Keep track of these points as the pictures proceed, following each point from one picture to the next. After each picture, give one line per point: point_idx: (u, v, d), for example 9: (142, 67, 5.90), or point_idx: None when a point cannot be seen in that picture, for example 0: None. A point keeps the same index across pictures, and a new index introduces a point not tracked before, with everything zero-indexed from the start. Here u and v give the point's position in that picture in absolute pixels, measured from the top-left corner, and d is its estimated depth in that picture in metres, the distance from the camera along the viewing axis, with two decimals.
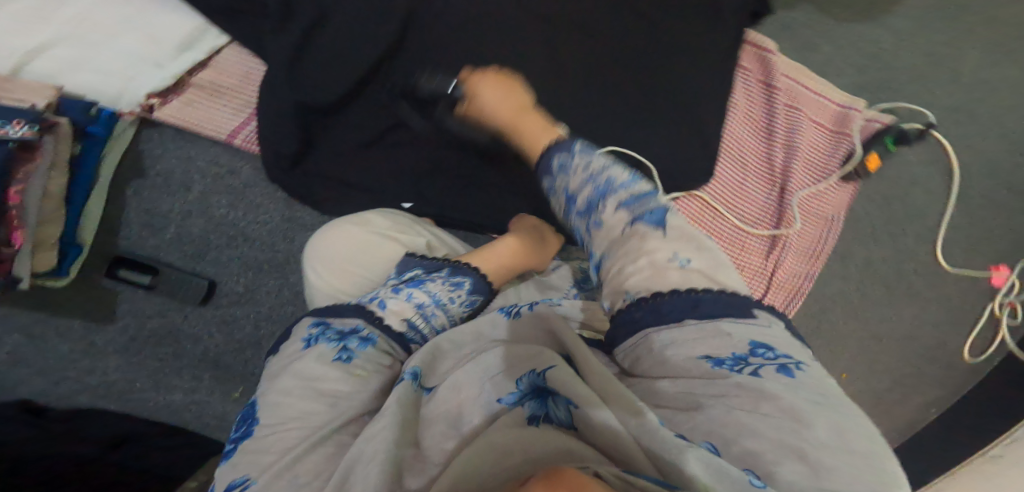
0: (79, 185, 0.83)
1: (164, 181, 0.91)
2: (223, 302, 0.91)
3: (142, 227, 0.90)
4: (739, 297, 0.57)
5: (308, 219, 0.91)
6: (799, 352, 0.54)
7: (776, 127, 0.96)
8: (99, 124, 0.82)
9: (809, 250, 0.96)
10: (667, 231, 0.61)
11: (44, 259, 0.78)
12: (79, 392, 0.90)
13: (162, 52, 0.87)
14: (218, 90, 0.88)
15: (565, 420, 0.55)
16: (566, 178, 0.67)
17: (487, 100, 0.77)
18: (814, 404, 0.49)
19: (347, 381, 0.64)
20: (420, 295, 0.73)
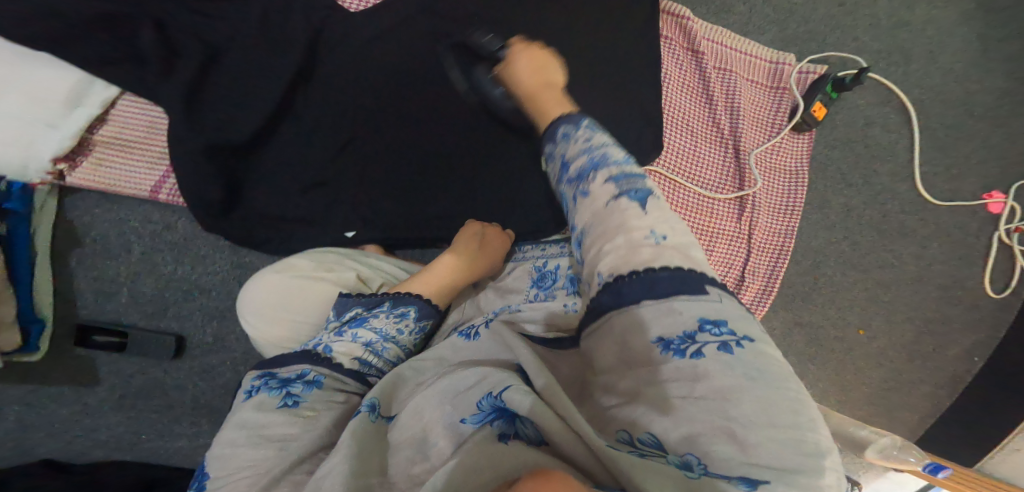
0: (18, 263, 0.82)
1: (103, 246, 0.87)
2: (196, 353, 0.90)
3: (92, 296, 0.87)
4: (696, 273, 0.51)
5: (257, 261, 0.90)
6: (745, 322, 0.49)
7: (714, 90, 0.91)
8: (14, 198, 0.80)
9: (782, 204, 0.93)
10: (648, 211, 0.55)
11: (6, 338, 0.81)
12: (93, 446, 0.88)
13: (50, 111, 0.79)
14: (127, 144, 0.83)
15: (535, 435, 0.50)
16: (568, 143, 0.63)
17: (518, 67, 0.75)
18: (751, 381, 0.45)
19: (301, 423, 0.59)
20: (366, 333, 0.70)
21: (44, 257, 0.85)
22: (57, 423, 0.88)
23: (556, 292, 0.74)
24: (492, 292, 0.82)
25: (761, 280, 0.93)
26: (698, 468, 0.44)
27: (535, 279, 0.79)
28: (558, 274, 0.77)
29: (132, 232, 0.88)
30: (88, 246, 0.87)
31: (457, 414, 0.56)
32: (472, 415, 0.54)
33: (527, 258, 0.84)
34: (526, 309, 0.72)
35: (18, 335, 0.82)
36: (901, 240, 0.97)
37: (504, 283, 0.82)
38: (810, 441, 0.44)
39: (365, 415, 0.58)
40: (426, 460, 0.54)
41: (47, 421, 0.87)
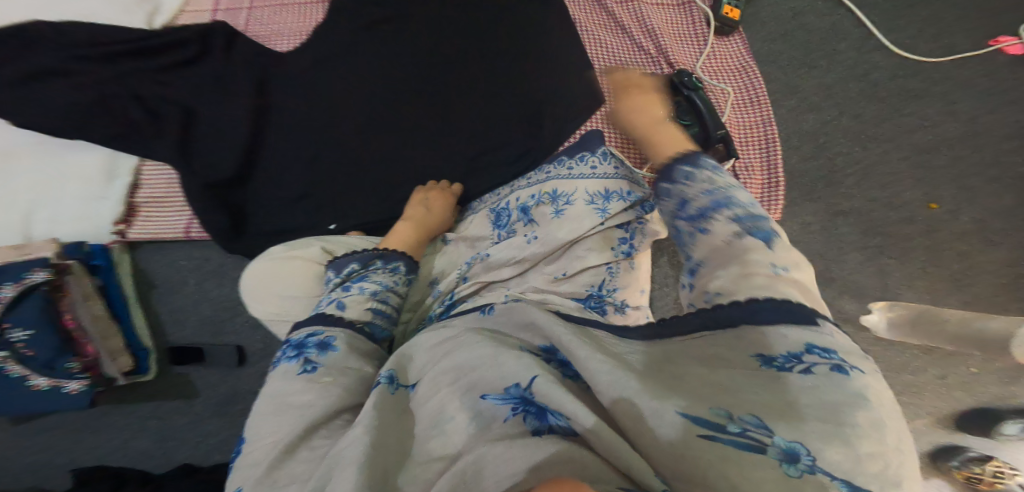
0: (118, 306, 1.08)
1: (170, 285, 1.14)
2: (254, 359, 1.15)
3: (173, 325, 1.14)
4: (796, 304, 0.57)
5: None
6: (859, 356, 0.55)
7: (624, 20, 1.11)
8: (97, 255, 1.06)
9: (745, 98, 1.09)
10: (774, 250, 0.62)
11: (123, 361, 1.07)
12: (210, 448, 1.14)
13: (101, 187, 1.08)
14: (157, 199, 1.10)
15: (567, 428, 0.56)
16: (685, 189, 0.71)
17: (625, 111, 0.91)
18: (865, 402, 0.51)
19: (320, 387, 0.67)
20: (370, 285, 0.81)
21: (135, 301, 1.10)
22: (174, 431, 1.14)
23: (515, 227, 0.89)
24: (462, 243, 0.93)
25: (758, 169, 1.04)
26: (804, 463, 0.49)
27: (493, 221, 0.92)
28: (511, 209, 0.91)
29: (185, 269, 1.14)
30: (161, 286, 1.13)
31: (474, 393, 0.60)
32: (493, 394, 0.59)
33: (484, 206, 0.97)
34: (495, 253, 0.87)
35: (130, 359, 1.08)
36: (825, 113, 1.11)
37: (468, 233, 0.94)
38: (898, 463, 0.50)
39: (383, 386, 0.66)
40: (441, 435, 0.60)
41: (157, 433, 1.14)
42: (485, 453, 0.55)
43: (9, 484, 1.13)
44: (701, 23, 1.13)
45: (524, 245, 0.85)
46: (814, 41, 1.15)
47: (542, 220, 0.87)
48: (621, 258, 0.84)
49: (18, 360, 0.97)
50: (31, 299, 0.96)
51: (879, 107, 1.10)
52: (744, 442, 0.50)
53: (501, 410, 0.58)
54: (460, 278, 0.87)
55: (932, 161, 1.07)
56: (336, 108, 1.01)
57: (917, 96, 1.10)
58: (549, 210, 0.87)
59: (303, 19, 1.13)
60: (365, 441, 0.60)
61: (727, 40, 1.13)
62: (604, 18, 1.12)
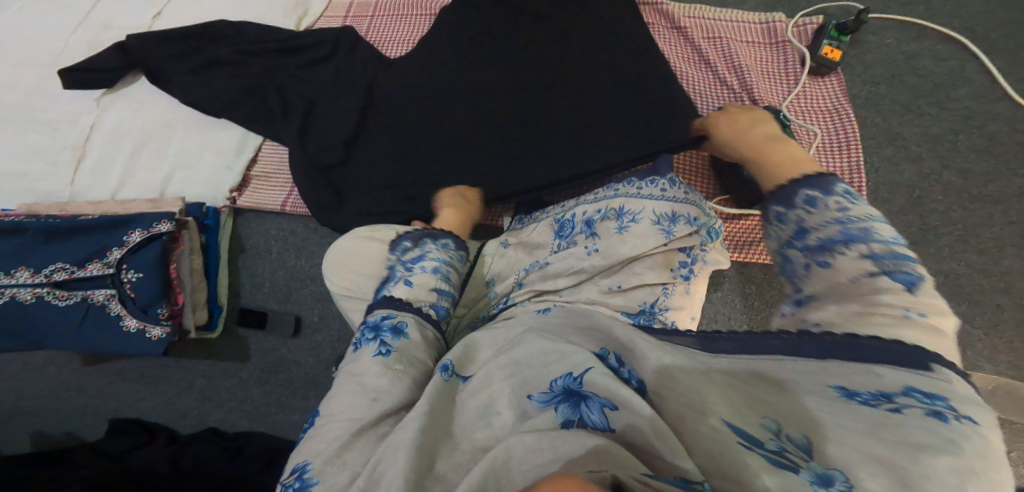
0: (211, 264, 1.16)
1: (255, 250, 1.20)
2: (308, 332, 1.17)
3: (249, 287, 1.20)
4: (912, 349, 0.50)
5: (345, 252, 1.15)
6: (969, 405, 0.47)
7: (710, 56, 1.06)
8: (210, 216, 1.15)
9: (835, 145, 1.01)
10: (916, 294, 0.55)
11: (201, 315, 1.14)
12: (241, 415, 1.17)
13: (228, 158, 1.18)
14: (266, 175, 1.19)
15: (600, 424, 0.52)
16: (806, 211, 0.64)
17: (724, 130, 0.87)
18: (949, 448, 0.44)
19: (394, 376, 0.64)
20: (428, 262, 0.79)
21: (225, 261, 1.19)
22: (220, 392, 1.18)
23: (576, 238, 0.85)
24: (520, 248, 0.91)
25: None
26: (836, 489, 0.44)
27: (556, 231, 0.89)
28: (575, 221, 0.87)
29: (273, 237, 1.20)
30: (249, 250, 1.20)
31: (522, 389, 0.57)
32: (539, 393, 0.56)
33: (548, 216, 0.93)
34: (554, 263, 0.84)
35: (206, 314, 1.15)
36: (928, 165, 1.00)
37: (530, 239, 0.91)
38: None
39: (439, 374, 0.62)
40: (487, 428, 0.57)
41: (207, 391, 1.19)
42: (514, 444, 0.52)
43: (78, 417, 1.20)
44: (796, 62, 1.05)
45: (584, 256, 0.82)
46: (927, 85, 1.04)
47: (604, 234, 0.82)
48: (681, 281, 0.79)
49: (119, 298, 1.05)
50: (151, 246, 1.05)
51: (993, 162, 0.99)
52: (783, 459, 0.46)
53: (545, 405, 0.55)
54: (517, 283, 0.86)
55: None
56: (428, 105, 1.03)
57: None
58: (613, 225, 0.82)
59: (413, 28, 1.21)
60: (418, 420, 0.57)
61: (824, 81, 1.04)
62: (688, 51, 1.07)
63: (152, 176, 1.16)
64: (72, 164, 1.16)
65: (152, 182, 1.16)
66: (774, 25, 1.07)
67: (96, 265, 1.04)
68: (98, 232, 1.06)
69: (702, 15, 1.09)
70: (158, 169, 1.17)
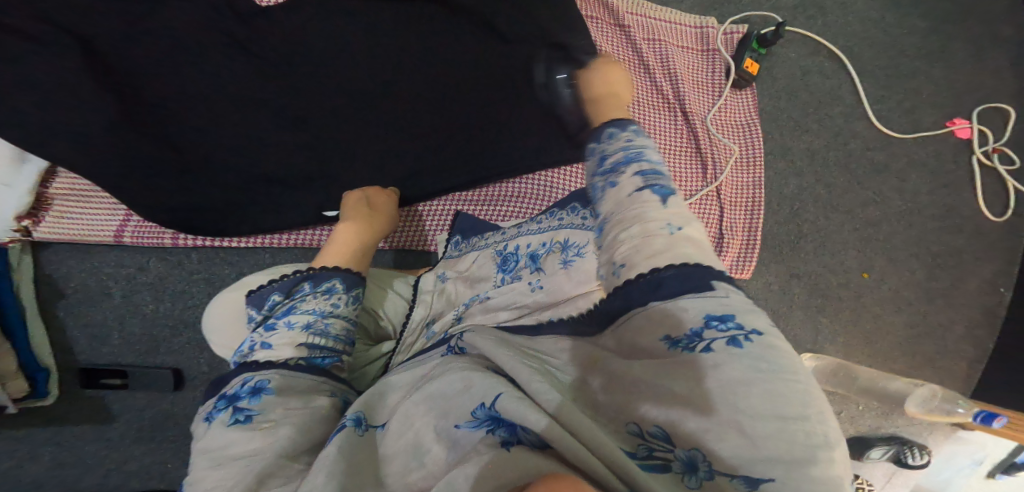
0: (11, 319, 1.03)
1: (85, 295, 1.09)
2: (194, 382, 1.12)
3: (86, 341, 1.09)
4: (696, 268, 0.60)
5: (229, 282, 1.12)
6: (755, 316, 0.56)
7: (648, 58, 1.15)
8: None
9: (747, 157, 1.18)
10: (669, 206, 0.65)
11: (16, 386, 1.01)
12: (132, 473, 1.10)
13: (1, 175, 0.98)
14: (78, 195, 1.04)
15: (536, 442, 0.54)
16: (603, 143, 0.74)
17: (595, 73, 0.87)
18: (765, 373, 0.52)
19: (264, 432, 0.65)
20: (301, 318, 0.77)
21: (33, 311, 1.05)
22: (78, 463, 1.08)
23: (520, 273, 0.85)
24: (458, 282, 0.92)
25: (741, 230, 1.14)
26: (704, 469, 0.50)
27: (499, 263, 0.89)
28: (519, 255, 0.87)
29: (109, 278, 1.10)
30: (71, 296, 1.08)
31: (448, 419, 0.61)
32: (466, 421, 0.59)
33: (487, 244, 0.93)
34: (496, 296, 0.84)
35: (24, 384, 1.02)
36: (807, 179, 1.21)
37: (468, 272, 0.92)
38: (822, 435, 0.50)
39: (351, 428, 0.65)
40: (421, 467, 0.59)
41: (81, 455, 1.09)
42: (455, 476, 0.53)
43: None
44: (721, 73, 1.20)
45: (528, 291, 0.82)
46: (815, 102, 1.24)
47: (550, 269, 0.81)
48: None
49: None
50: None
51: (848, 178, 1.22)
52: (654, 457, 0.52)
53: (475, 430, 0.58)
54: (456, 318, 0.85)
55: (875, 234, 1.20)
56: (375, 120, 1.06)
57: (879, 172, 1.22)
58: (558, 260, 0.81)
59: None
60: (335, 480, 0.58)
61: (742, 93, 1.21)
62: (628, 49, 1.15)
63: None
64: None
65: None
66: (707, 33, 1.20)
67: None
68: None
69: (643, 14, 1.16)
70: None
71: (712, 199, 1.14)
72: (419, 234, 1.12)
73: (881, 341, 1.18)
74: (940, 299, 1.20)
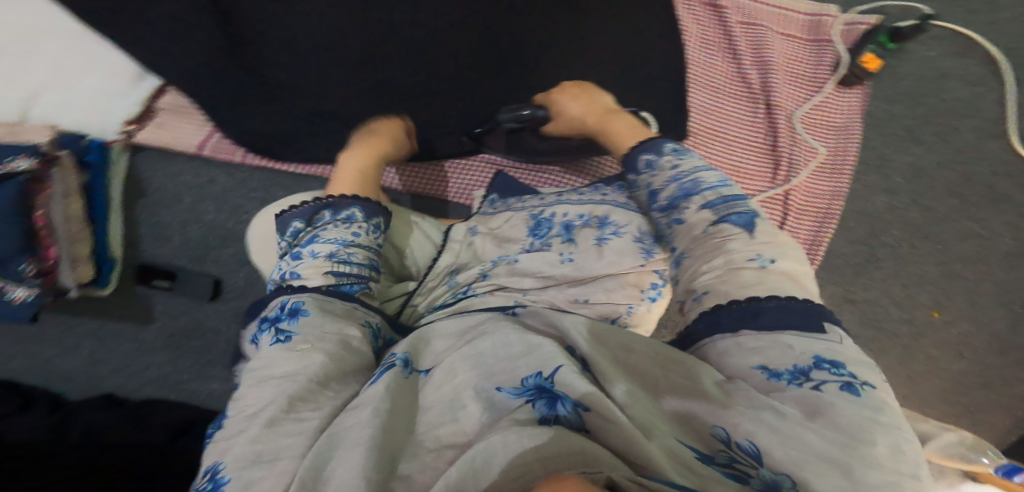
0: (97, 209, 0.96)
1: (162, 197, 1.01)
2: (230, 296, 1.00)
3: (149, 240, 1.01)
4: (804, 306, 0.54)
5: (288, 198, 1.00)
6: (869, 368, 0.50)
7: (740, 45, 1.05)
8: (93, 152, 0.95)
9: (832, 164, 1.04)
10: (755, 237, 0.59)
11: (84, 271, 0.93)
12: (146, 383, 0.98)
13: (121, 85, 0.98)
14: (181, 109, 1.00)
15: (575, 422, 0.47)
16: (652, 170, 0.69)
17: (571, 110, 0.89)
18: (874, 423, 0.46)
19: (293, 355, 0.55)
20: (322, 247, 0.67)
21: (117, 205, 0.99)
22: (113, 361, 0.99)
23: (551, 241, 0.76)
24: (489, 239, 0.80)
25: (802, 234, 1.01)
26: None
27: (530, 227, 0.79)
28: (553, 222, 0.78)
29: (183, 185, 1.02)
30: (151, 196, 1.01)
31: (493, 380, 0.50)
32: (510, 386, 0.50)
33: (524, 207, 0.82)
34: (524, 261, 0.74)
35: (92, 269, 0.95)
36: (896, 198, 1.06)
37: (498, 230, 0.81)
38: None
39: (397, 369, 0.53)
40: (455, 423, 0.49)
41: (111, 354, 0.99)
42: (495, 441, 0.45)
43: None
44: (829, 67, 1.06)
45: (556, 263, 0.73)
46: (941, 111, 1.09)
47: (582, 243, 0.74)
48: (645, 301, 0.71)
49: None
50: (8, 183, 0.85)
51: (955, 202, 1.05)
52: (732, 470, 0.46)
53: (517, 399, 0.49)
54: (481, 274, 0.75)
55: (973, 270, 1.03)
56: (425, 63, 0.97)
57: (995, 202, 1.05)
58: (593, 235, 0.74)
59: None
60: (375, 420, 0.49)
61: (852, 91, 1.07)
62: (719, 34, 1.06)
63: (14, 93, 0.95)
64: None
65: (15, 99, 0.95)
66: (822, 22, 1.07)
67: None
68: None
69: None
70: (20, 87, 0.95)
71: (778, 198, 1.01)
72: (451, 187, 1.01)
73: (968, 393, 1.01)
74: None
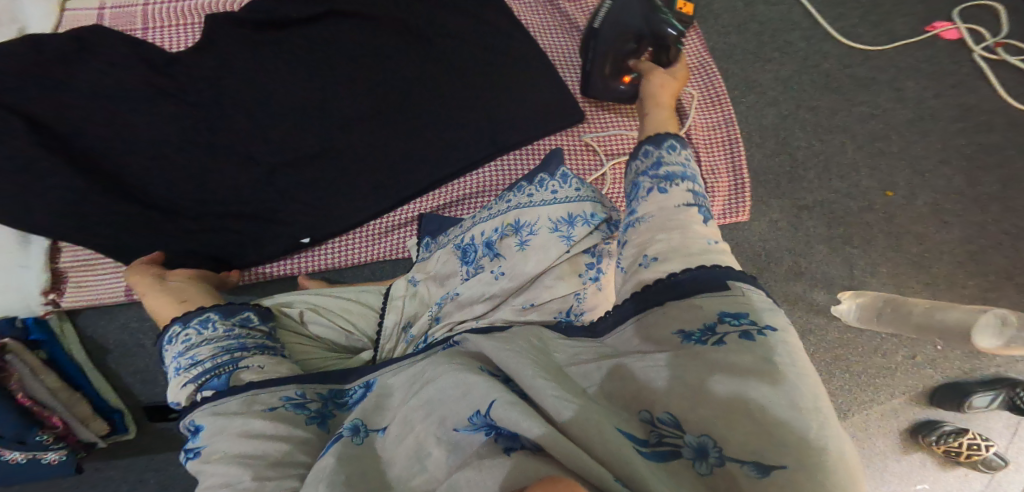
0: (73, 372, 0.98)
1: (124, 347, 1.02)
2: None
3: (139, 385, 1.03)
4: (716, 270, 0.55)
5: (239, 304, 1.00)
6: (769, 311, 0.52)
7: (579, 21, 1.16)
8: (34, 330, 0.95)
9: (713, 98, 1.10)
10: (709, 225, 0.60)
11: (98, 425, 0.98)
12: None
13: (15, 255, 0.94)
14: (83, 263, 0.98)
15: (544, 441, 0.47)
16: (666, 149, 0.65)
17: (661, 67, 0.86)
18: (766, 366, 0.48)
19: (218, 463, 0.56)
20: (170, 369, 0.69)
21: (91, 365, 1.00)
22: None
23: (481, 263, 0.79)
24: (430, 282, 0.84)
25: (722, 172, 1.06)
26: (714, 456, 0.45)
27: (460, 257, 0.82)
28: (476, 244, 0.81)
29: (139, 330, 1.03)
30: (115, 350, 1.02)
31: (447, 424, 0.52)
32: (464, 424, 0.51)
33: (449, 241, 0.86)
34: (465, 290, 0.79)
35: (105, 421, 0.99)
36: (784, 108, 1.17)
37: (435, 271, 0.84)
38: (824, 420, 0.45)
39: (348, 438, 0.57)
40: (426, 471, 0.51)
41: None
42: (459, 479, 0.46)
43: None
44: None
45: (492, 281, 0.77)
46: (767, 31, 1.21)
47: (508, 253, 0.77)
48: (590, 283, 0.75)
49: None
50: None
51: (836, 97, 1.18)
52: (664, 447, 0.47)
53: (475, 432, 0.50)
54: (433, 318, 0.80)
55: (886, 148, 1.15)
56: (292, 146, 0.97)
57: (867, 86, 1.18)
58: (514, 241, 0.77)
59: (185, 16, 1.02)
60: (337, 488, 0.50)
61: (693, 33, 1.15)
62: (559, 19, 1.17)
63: None
64: None
65: None
66: None
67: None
68: None
69: None
70: None
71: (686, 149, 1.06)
72: (388, 244, 1.03)
73: (935, 264, 1.11)
74: (996, 204, 1.12)
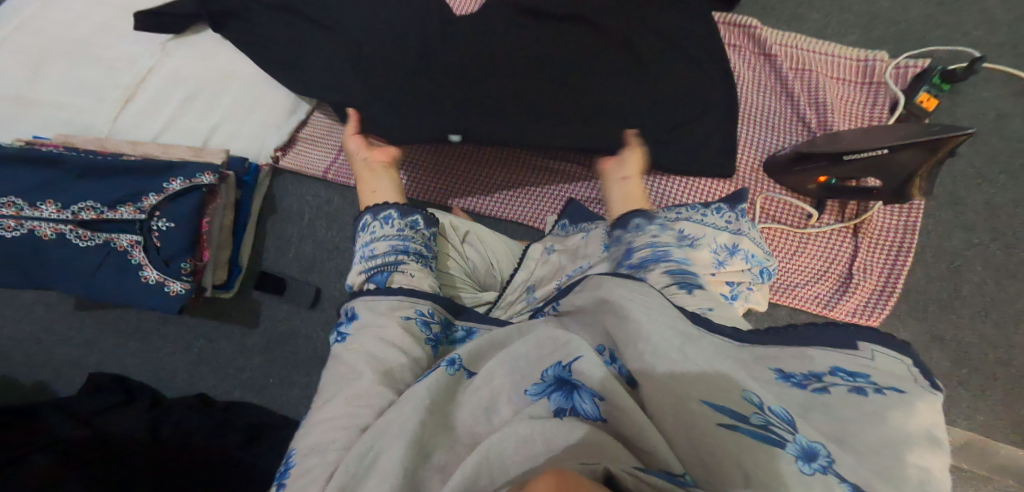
0: (240, 224, 1.08)
1: (289, 214, 1.13)
2: (327, 306, 1.09)
3: (273, 249, 1.13)
4: (850, 340, 0.48)
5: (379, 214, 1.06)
6: (898, 378, 0.45)
7: (794, 89, 1.00)
8: (251, 173, 1.08)
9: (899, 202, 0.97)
10: None
11: (220, 275, 1.06)
12: (238, 384, 1.09)
13: (278, 116, 1.11)
14: (315, 138, 1.12)
15: (592, 414, 0.48)
16: None
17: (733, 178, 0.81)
18: (879, 405, 0.43)
19: (353, 353, 0.62)
20: (356, 250, 0.74)
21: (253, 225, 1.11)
22: (217, 358, 1.10)
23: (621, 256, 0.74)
24: (563, 255, 0.84)
25: (873, 272, 0.96)
26: (819, 462, 0.40)
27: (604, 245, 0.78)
28: None
29: (307, 204, 1.13)
30: (282, 213, 1.14)
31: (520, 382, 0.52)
32: (533, 385, 0.51)
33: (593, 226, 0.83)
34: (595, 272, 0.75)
35: (225, 274, 1.07)
36: (977, 235, 0.97)
37: (573, 246, 0.83)
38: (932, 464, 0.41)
39: (443, 367, 0.55)
40: (487, 424, 0.52)
41: (226, 356, 1.10)
42: (508, 435, 0.48)
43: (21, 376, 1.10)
44: (885, 107, 0.98)
45: None
46: (1010, 150, 0.98)
47: None
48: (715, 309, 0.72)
49: (144, 245, 0.95)
50: (190, 197, 0.95)
51: None
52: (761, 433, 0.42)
53: (540, 395, 0.50)
54: (556, 287, 0.77)
55: None
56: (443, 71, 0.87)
57: None
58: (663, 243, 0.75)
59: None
60: (418, 413, 0.52)
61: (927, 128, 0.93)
62: (773, 80, 1.02)
63: (204, 123, 1.10)
64: (120, 103, 1.11)
65: (203, 129, 1.10)
66: (872, 65, 0.99)
67: (70, 226, 0.93)
68: (119, 176, 0.94)
69: (796, 44, 1.01)
70: (208, 119, 1.10)
71: (848, 234, 0.98)
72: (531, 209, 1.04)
73: None
74: None
